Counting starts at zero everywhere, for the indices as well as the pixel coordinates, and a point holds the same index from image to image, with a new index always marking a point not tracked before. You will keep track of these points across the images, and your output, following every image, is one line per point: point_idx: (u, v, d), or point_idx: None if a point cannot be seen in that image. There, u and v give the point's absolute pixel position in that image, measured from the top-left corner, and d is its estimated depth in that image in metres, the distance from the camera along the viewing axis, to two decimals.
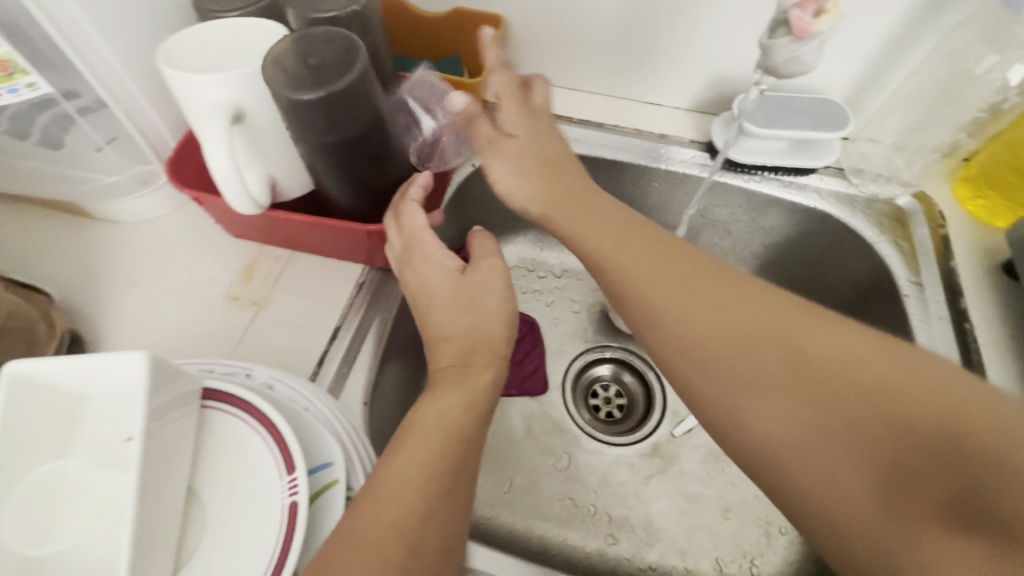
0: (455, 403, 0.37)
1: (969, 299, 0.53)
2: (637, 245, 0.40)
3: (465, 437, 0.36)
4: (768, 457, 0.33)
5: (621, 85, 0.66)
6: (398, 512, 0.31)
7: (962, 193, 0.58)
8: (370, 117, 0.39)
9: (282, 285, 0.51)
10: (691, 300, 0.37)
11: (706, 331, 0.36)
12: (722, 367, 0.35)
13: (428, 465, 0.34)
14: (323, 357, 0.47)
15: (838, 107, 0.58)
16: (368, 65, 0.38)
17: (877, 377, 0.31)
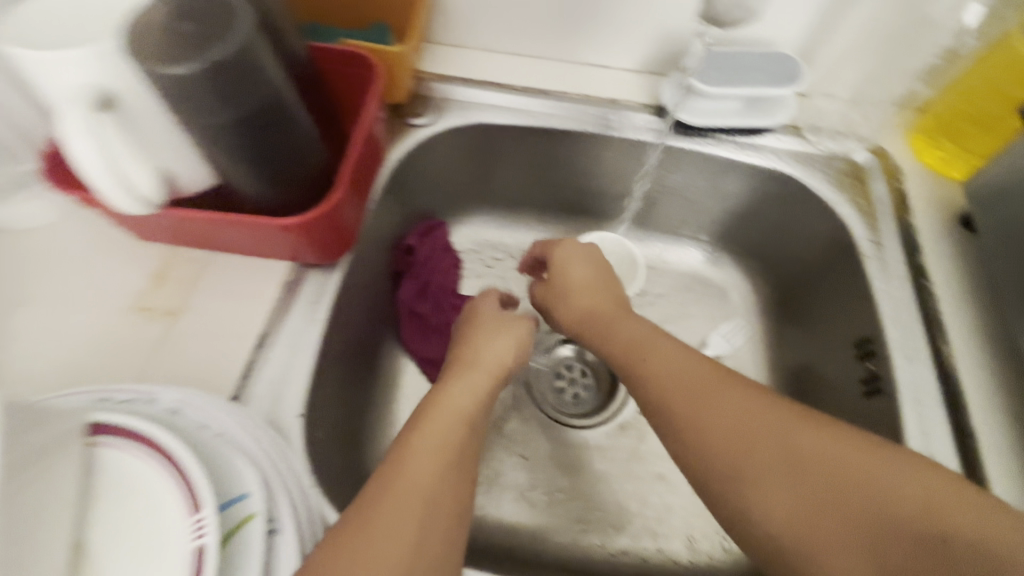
0: (461, 401, 0.40)
1: (927, 254, 0.52)
2: (682, 363, 0.41)
3: (472, 430, 0.39)
4: (786, 557, 0.33)
5: (565, 48, 0.61)
6: (414, 502, 0.33)
7: (919, 145, 0.57)
8: (269, 93, 0.34)
9: (198, 290, 0.46)
10: (718, 397, 0.38)
11: (717, 424, 0.37)
12: (730, 469, 0.36)
13: (437, 458, 0.35)
14: (248, 368, 0.43)
15: (791, 60, 0.55)
16: (257, 28, 0.32)
17: (886, 486, 0.32)
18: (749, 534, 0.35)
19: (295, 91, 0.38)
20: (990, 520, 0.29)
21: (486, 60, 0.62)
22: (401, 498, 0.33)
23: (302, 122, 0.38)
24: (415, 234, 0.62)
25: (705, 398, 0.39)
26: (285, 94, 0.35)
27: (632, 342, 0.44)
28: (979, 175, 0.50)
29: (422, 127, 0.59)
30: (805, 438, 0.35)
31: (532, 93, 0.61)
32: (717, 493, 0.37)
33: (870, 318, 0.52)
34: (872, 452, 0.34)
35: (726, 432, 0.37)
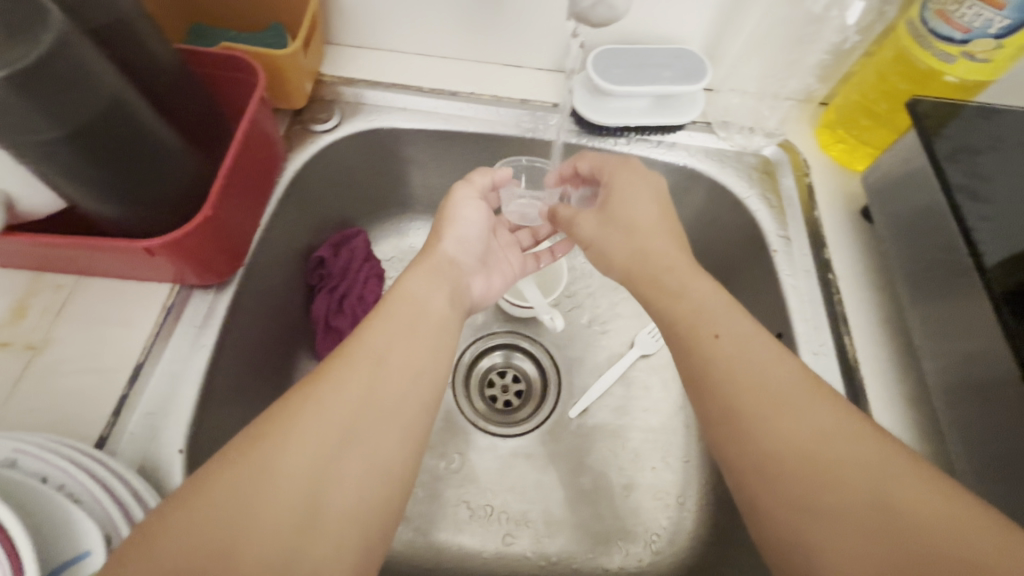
0: (402, 343, 0.39)
1: (832, 247, 0.53)
2: (713, 309, 0.40)
3: (412, 343, 0.39)
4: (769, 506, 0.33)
5: (473, 48, 0.59)
6: (336, 419, 0.34)
7: (824, 138, 0.58)
8: (101, 99, 0.31)
9: (67, 320, 0.42)
10: (761, 366, 0.36)
11: (730, 395, 0.36)
12: (749, 428, 0.35)
13: (365, 390, 0.35)
14: (121, 403, 0.39)
15: (695, 57, 0.55)
16: (76, 36, 0.29)
17: (886, 479, 0.31)
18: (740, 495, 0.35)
19: (144, 103, 0.35)
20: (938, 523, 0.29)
21: (392, 62, 0.60)
22: (321, 410, 0.34)
23: (153, 130, 0.35)
24: (328, 244, 0.58)
25: (714, 369, 0.37)
26: (124, 99, 0.33)
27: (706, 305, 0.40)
28: (876, 165, 0.50)
29: (325, 132, 0.56)
30: (835, 436, 0.33)
31: (442, 94, 0.59)
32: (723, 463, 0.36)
33: (780, 312, 0.52)
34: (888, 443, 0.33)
35: (757, 403, 0.35)
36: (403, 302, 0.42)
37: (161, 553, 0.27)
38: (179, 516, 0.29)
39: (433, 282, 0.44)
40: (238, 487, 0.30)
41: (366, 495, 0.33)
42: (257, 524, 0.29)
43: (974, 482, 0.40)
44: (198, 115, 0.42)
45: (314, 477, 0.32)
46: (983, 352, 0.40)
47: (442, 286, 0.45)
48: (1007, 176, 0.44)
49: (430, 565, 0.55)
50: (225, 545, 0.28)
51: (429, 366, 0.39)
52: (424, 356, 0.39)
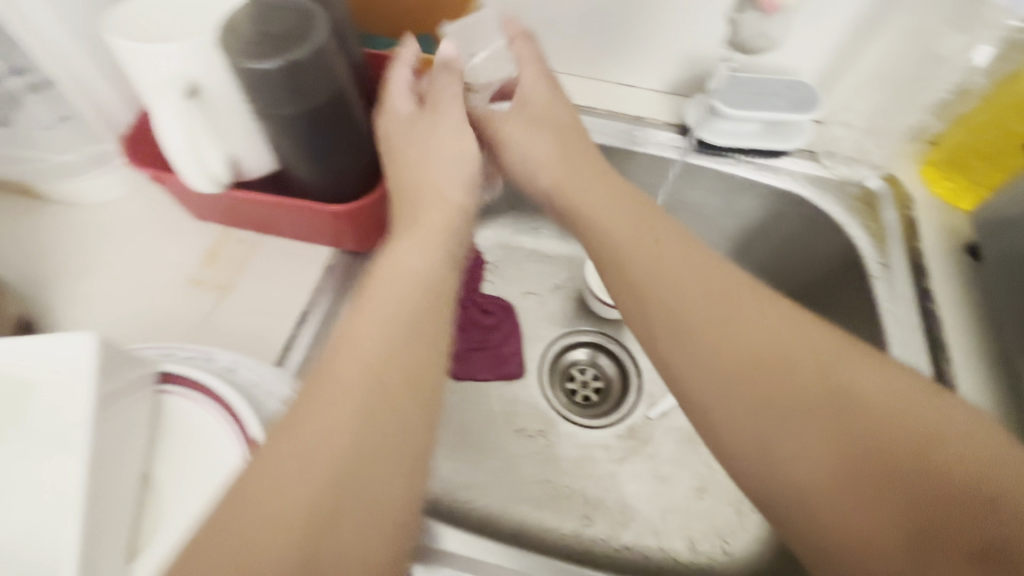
0: (393, 343, 0.35)
1: (933, 278, 0.54)
2: (682, 256, 0.42)
3: (409, 338, 0.35)
4: (795, 491, 0.34)
5: (595, 67, 0.65)
6: (339, 429, 0.31)
7: (930, 175, 0.59)
8: (335, 89, 0.38)
9: (247, 269, 0.50)
10: (744, 314, 0.39)
11: (723, 364, 0.38)
12: (765, 398, 0.36)
13: (367, 392, 0.33)
14: (289, 342, 0.46)
15: (809, 88, 0.59)
16: (331, 38, 0.36)
17: (906, 404, 0.34)
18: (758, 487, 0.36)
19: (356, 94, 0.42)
20: (993, 465, 0.31)
21: None
22: (312, 440, 0.31)
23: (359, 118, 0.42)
24: None
25: (705, 332, 0.39)
26: (348, 90, 0.40)
27: (632, 240, 0.43)
28: (986, 204, 0.52)
29: None
30: (828, 364, 0.36)
31: None
32: (729, 443, 0.37)
33: (876, 336, 0.54)
34: (886, 365, 0.36)
35: (758, 367, 0.37)
36: (393, 279, 0.37)
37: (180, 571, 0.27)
38: (198, 536, 0.28)
39: (426, 255, 0.39)
40: (250, 502, 0.29)
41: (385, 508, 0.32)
42: (269, 540, 0.28)
43: None
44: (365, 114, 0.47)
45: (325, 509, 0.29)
46: None
47: (449, 267, 0.40)
48: None
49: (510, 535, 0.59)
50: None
51: (428, 365, 0.35)
52: (424, 358, 0.35)
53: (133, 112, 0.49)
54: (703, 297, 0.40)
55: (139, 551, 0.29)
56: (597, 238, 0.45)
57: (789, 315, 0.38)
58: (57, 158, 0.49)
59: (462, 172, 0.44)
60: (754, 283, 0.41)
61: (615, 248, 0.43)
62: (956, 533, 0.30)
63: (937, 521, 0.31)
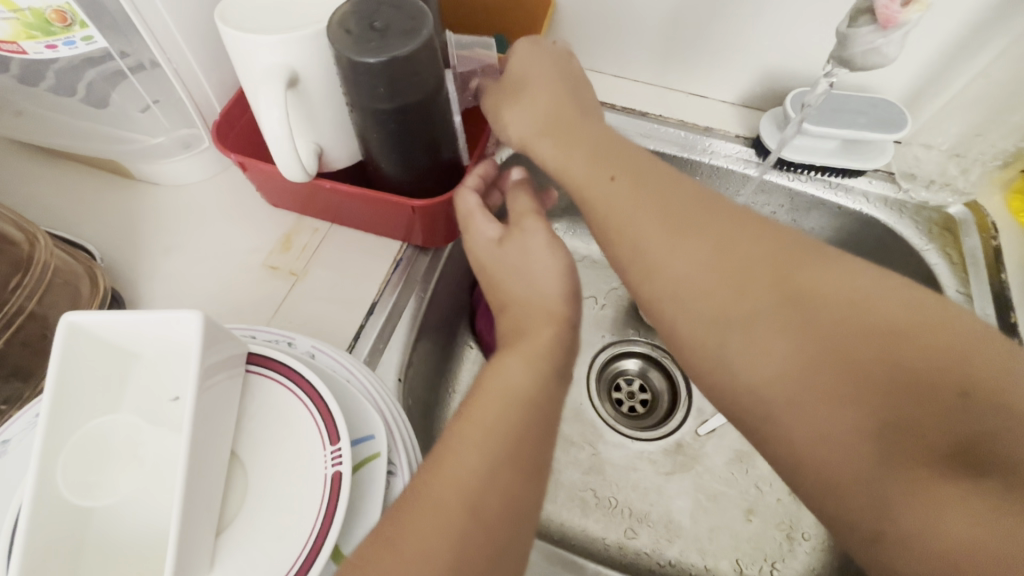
0: (494, 464, 0.32)
1: (1019, 312, 0.52)
2: (638, 194, 0.39)
3: (509, 476, 0.32)
4: (765, 405, 0.32)
5: (667, 75, 0.65)
6: (448, 513, 0.30)
7: (1016, 204, 0.57)
8: (431, 86, 0.38)
9: (319, 257, 0.51)
10: (707, 228, 0.36)
11: (688, 285, 0.36)
12: (730, 312, 0.34)
13: (478, 477, 0.31)
14: (359, 332, 0.47)
15: (894, 106, 0.57)
16: (435, 34, 0.36)
17: (871, 299, 0.32)
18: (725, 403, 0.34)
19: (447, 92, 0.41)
20: (977, 365, 0.29)
21: (588, 79, 0.67)
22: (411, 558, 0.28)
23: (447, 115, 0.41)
24: None
25: (672, 255, 0.36)
26: (443, 86, 0.39)
27: (586, 180, 0.42)
28: None
29: None
30: (791, 270, 0.34)
31: (631, 114, 0.64)
32: (705, 362, 0.35)
33: None
34: (852, 264, 0.34)
35: (717, 274, 0.35)
36: (493, 397, 0.34)
37: None
38: None
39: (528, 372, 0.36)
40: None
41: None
42: None
43: None
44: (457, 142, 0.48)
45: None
46: None
47: (550, 381, 0.36)
48: None
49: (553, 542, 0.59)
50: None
51: (527, 493, 0.32)
52: (521, 486, 0.32)
53: (222, 99, 0.51)
54: (666, 218, 0.38)
55: (227, 525, 0.30)
56: (601, 212, 0.40)
57: (750, 227, 0.36)
58: (149, 141, 0.50)
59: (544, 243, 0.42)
60: (719, 199, 0.38)
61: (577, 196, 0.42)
62: (936, 428, 0.28)
63: (913, 416, 0.28)
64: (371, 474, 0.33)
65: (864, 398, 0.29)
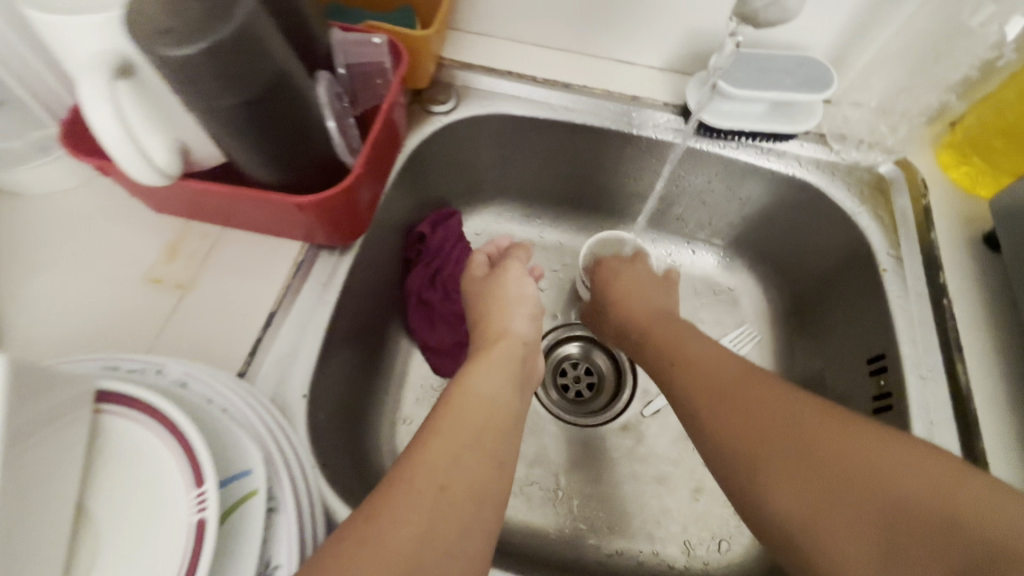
0: (464, 451, 0.37)
1: (949, 272, 0.51)
2: (719, 360, 0.46)
3: (475, 462, 0.37)
4: (787, 534, 0.36)
5: (591, 42, 0.60)
6: (426, 490, 0.34)
7: (946, 159, 0.55)
8: (272, 69, 0.33)
9: (210, 265, 0.46)
10: (752, 407, 0.41)
11: (735, 435, 0.40)
12: (761, 462, 0.38)
13: (452, 457, 0.36)
14: (257, 346, 0.43)
15: (822, 64, 0.54)
16: (261, 9, 0.31)
17: (892, 458, 0.35)
18: (759, 532, 0.38)
19: (303, 73, 0.36)
20: (991, 513, 0.31)
21: (507, 49, 0.62)
22: (393, 526, 0.32)
23: (309, 99, 0.37)
24: (428, 222, 0.62)
25: (725, 407, 0.42)
26: (290, 67, 0.34)
27: (662, 359, 0.49)
28: (1007, 191, 0.48)
29: (441, 113, 0.58)
30: (814, 428, 0.38)
31: (555, 86, 0.60)
32: (743, 494, 0.39)
33: (884, 332, 0.51)
34: (870, 425, 0.38)
35: (750, 433, 0.40)
36: (467, 410, 0.40)
37: None
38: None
39: (498, 379, 0.45)
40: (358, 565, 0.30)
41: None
42: None
43: None
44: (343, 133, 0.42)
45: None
46: None
47: (512, 388, 0.45)
48: None
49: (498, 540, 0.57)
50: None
51: (490, 479, 0.37)
52: (484, 473, 0.37)
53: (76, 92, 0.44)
54: (712, 399, 0.43)
55: None
56: (691, 373, 0.46)
57: (782, 395, 0.41)
58: None
59: (528, 305, 0.56)
60: (765, 377, 0.43)
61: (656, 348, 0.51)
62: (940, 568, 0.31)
63: (915, 553, 0.32)
64: (248, 515, 0.30)
65: (872, 534, 0.33)
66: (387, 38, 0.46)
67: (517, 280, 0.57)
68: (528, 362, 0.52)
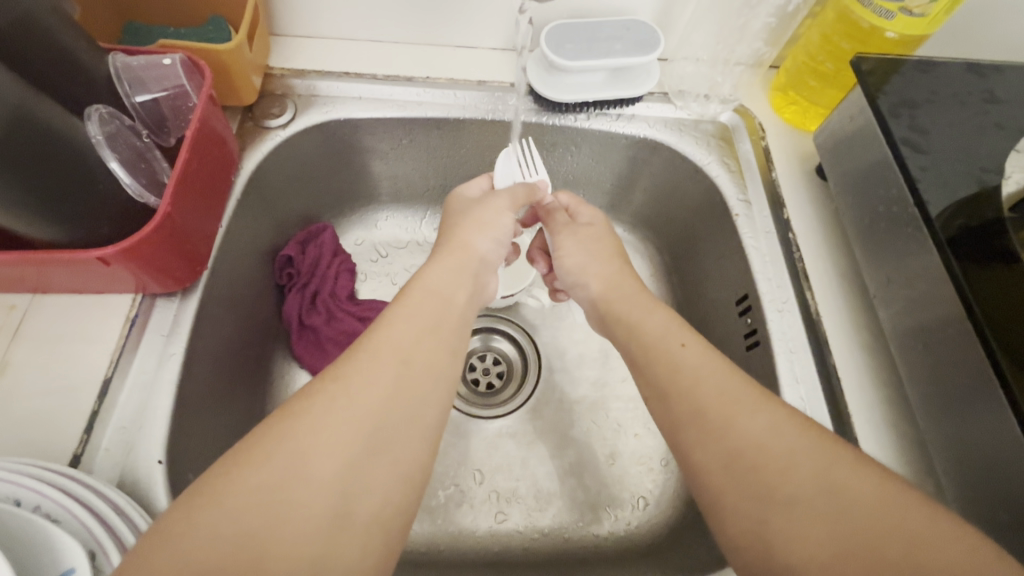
0: (422, 339, 0.38)
1: (791, 207, 0.54)
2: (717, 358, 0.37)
3: (431, 348, 0.38)
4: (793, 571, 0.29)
5: (424, 32, 0.58)
6: (376, 393, 0.34)
7: (778, 101, 0.59)
8: (6, 112, 0.29)
9: (22, 340, 0.40)
10: (742, 426, 0.34)
11: (736, 456, 0.33)
12: (760, 488, 0.31)
13: (406, 353, 0.36)
14: (92, 422, 0.38)
15: (646, 26, 0.55)
16: None
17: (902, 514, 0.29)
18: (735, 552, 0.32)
19: (52, 106, 0.33)
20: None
21: (341, 50, 0.59)
22: (353, 401, 0.33)
23: (70, 135, 0.33)
24: (294, 242, 0.58)
25: (735, 426, 0.34)
26: (30, 105, 0.31)
27: (660, 351, 0.40)
28: (825, 125, 0.52)
29: (279, 128, 0.54)
30: (833, 469, 0.31)
31: (397, 81, 0.58)
32: (737, 514, 0.32)
33: (743, 272, 0.53)
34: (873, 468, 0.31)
35: (749, 461, 0.32)
36: (425, 299, 0.41)
37: (207, 526, 0.27)
38: (216, 507, 0.27)
39: (454, 276, 0.45)
40: (290, 472, 0.29)
41: (394, 499, 0.32)
42: (295, 517, 0.28)
43: (931, 423, 0.42)
44: (141, 169, 0.39)
45: (346, 483, 0.30)
46: (928, 295, 0.41)
47: (462, 285, 0.45)
48: (948, 128, 0.46)
49: (427, 549, 0.56)
50: (258, 536, 0.27)
51: (444, 364, 0.38)
52: (441, 359, 0.38)
53: None
54: (713, 409, 0.35)
55: None
56: (674, 398, 0.37)
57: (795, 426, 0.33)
58: None
59: (491, 223, 0.50)
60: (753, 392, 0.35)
61: (640, 367, 0.41)
62: None
63: None
64: None
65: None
66: (180, 55, 0.42)
67: (490, 211, 0.51)
68: (483, 278, 0.48)
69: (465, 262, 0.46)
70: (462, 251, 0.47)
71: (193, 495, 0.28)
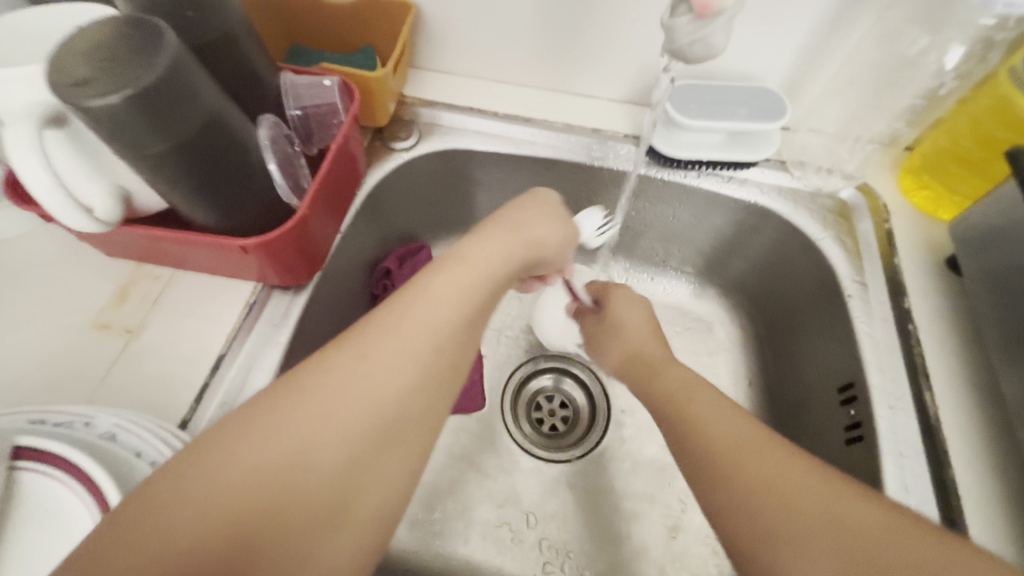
0: (459, 317, 0.34)
1: (914, 298, 0.50)
2: None
3: (466, 334, 0.34)
4: None
5: (549, 77, 0.61)
6: (396, 378, 0.30)
7: (907, 184, 0.55)
8: (203, 116, 0.34)
9: (160, 309, 0.45)
10: (761, 463, 0.34)
11: (761, 490, 0.32)
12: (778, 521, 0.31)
13: (439, 333, 0.33)
14: (202, 393, 0.42)
15: (774, 94, 0.55)
16: (181, 47, 0.32)
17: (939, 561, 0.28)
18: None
19: (234, 112, 0.37)
20: None
21: (469, 86, 0.63)
22: (371, 385, 0.30)
23: (245, 140, 0.38)
24: (393, 257, 0.61)
25: None
26: (221, 111, 0.35)
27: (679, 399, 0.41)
28: (965, 215, 0.48)
29: (403, 150, 0.59)
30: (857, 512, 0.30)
31: (515, 120, 0.61)
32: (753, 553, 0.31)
33: (851, 359, 0.49)
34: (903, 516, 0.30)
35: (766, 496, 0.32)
36: (475, 273, 0.37)
37: (183, 505, 0.24)
38: (198, 484, 0.25)
39: (507, 251, 0.40)
40: (286, 456, 0.27)
41: (395, 493, 0.30)
42: (281, 510, 0.26)
43: None
44: (288, 172, 0.43)
45: (345, 477, 0.27)
46: None
47: (517, 260, 0.40)
48: None
49: None
50: (236, 533, 0.24)
51: (472, 351, 0.35)
52: (471, 344, 0.35)
53: None
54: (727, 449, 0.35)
55: None
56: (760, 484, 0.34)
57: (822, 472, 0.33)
58: None
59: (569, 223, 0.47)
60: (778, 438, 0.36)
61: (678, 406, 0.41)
62: None
63: None
64: None
65: None
66: (338, 79, 0.47)
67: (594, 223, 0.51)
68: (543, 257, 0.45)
69: (532, 246, 0.42)
70: (534, 244, 0.43)
71: (179, 459, 0.26)
